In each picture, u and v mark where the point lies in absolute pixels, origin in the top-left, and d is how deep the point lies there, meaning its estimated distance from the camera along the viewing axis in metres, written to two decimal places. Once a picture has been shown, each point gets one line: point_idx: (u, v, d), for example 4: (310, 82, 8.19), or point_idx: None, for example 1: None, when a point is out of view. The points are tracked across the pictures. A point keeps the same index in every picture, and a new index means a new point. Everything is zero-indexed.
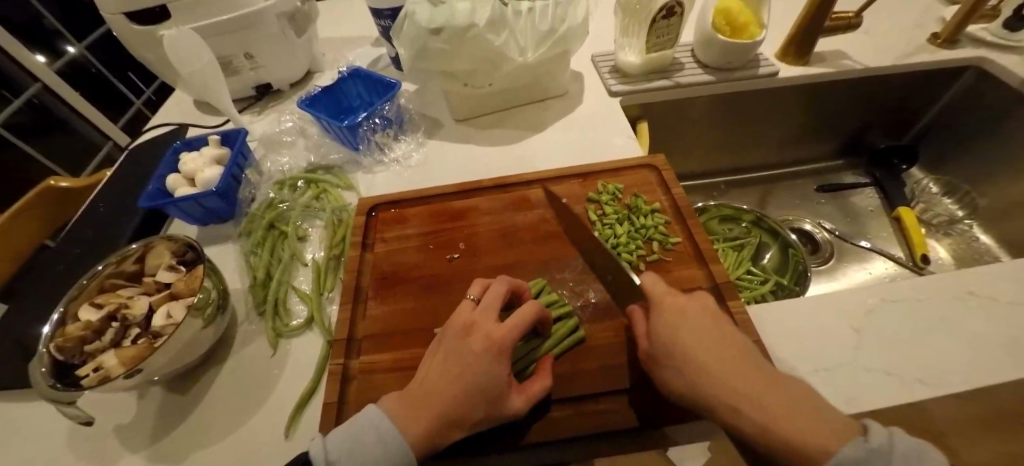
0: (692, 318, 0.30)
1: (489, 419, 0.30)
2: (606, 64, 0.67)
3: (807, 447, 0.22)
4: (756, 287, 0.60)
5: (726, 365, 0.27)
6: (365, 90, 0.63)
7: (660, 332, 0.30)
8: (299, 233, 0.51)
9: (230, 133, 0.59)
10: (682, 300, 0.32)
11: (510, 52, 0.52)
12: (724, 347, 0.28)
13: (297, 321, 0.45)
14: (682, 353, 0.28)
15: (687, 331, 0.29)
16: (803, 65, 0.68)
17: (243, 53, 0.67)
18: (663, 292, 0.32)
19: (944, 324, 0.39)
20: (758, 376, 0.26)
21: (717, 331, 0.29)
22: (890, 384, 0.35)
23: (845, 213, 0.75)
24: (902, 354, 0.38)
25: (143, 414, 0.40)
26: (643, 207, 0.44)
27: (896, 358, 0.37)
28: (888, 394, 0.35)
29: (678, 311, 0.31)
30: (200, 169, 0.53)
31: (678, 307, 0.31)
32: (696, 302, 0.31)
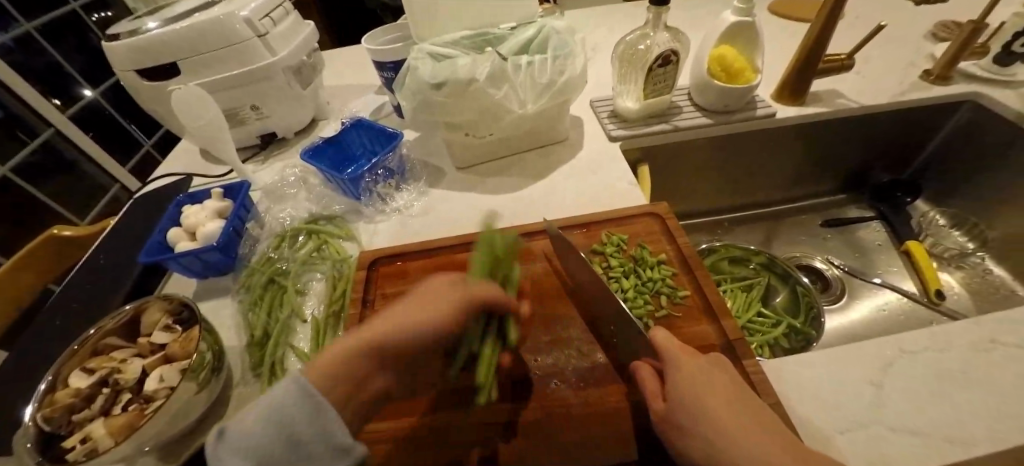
0: (709, 379, 0.29)
1: None
2: (605, 109, 0.69)
3: None
4: (768, 329, 0.58)
5: (754, 436, 0.25)
6: (368, 140, 0.64)
7: (677, 391, 0.28)
8: (300, 288, 0.50)
9: (234, 186, 0.60)
10: (697, 359, 0.30)
11: (511, 104, 0.53)
12: (748, 416, 0.27)
13: None
14: (703, 415, 0.26)
15: (706, 392, 0.28)
16: (799, 105, 0.69)
17: (250, 105, 0.68)
18: (678, 351, 0.31)
19: (972, 375, 0.37)
20: (787, 449, 0.25)
21: (737, 397, 0.28)
22: (925, 447, 0.33)
23: (853, 248, 0.74)
24: (931, 409, 0.35)
25: None
26: (649, 259, 0.43)
27: (926, 414, 0.35)
28: (924, 458, 0.32)
29: (694, 369, 0.29)
30: (202, 222, 0.53)
31: (694, 365, 0.30)
32: (711, 366, 0.30)
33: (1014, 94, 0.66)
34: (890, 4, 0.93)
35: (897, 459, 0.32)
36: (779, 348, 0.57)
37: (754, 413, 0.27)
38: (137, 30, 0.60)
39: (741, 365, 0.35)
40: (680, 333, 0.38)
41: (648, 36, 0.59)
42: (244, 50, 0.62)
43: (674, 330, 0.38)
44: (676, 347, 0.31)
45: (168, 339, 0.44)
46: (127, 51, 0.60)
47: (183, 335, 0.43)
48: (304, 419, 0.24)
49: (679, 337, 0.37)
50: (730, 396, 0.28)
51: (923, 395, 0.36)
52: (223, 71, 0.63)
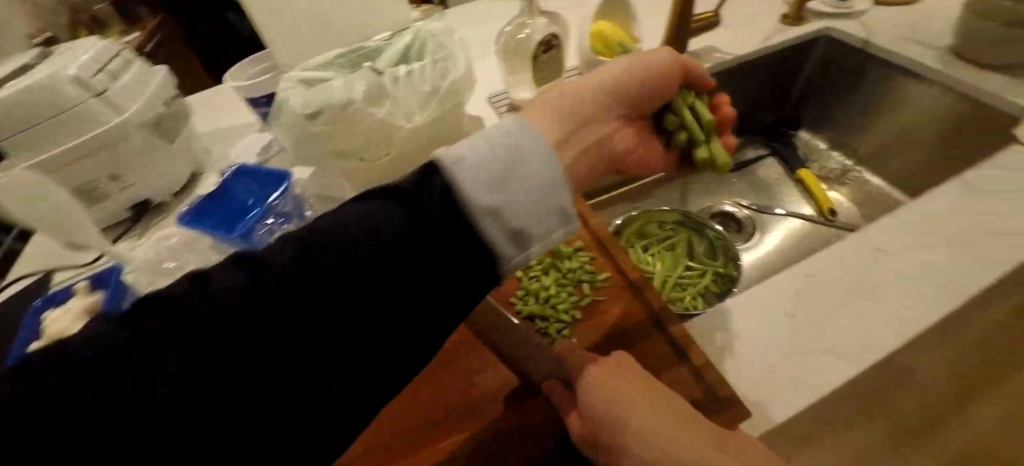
0: (627, 385, 0.30)
1: None
2: (502, 102, 0.67)
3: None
4: (690, 283, 0.62)
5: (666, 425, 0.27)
6: (255, 185, 0.58)
7: (592, 400, 0.30)
8: None
9: (102, 275, 0.52)
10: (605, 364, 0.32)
11: (397, 120, 0.50)
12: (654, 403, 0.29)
13: None
14: (617, 415, 0.28)
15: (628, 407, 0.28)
16: None
17: (107, 175, 0.58)
18: (586, 364, 0.32)
19: (863, 284, 0.41)
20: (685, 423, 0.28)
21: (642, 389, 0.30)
22: (836, 363, 0.36)
23: (755, 187, 0.80)
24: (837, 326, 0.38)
25: None
26: (566, 249, 0.43)
27: (833, 330, 0.38)
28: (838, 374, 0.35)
29: (603, 375, 0.31)
30: (65, 330, 0.44)
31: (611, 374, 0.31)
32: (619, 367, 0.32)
33: (855, 25, 0.75)
34: None
35: (815, 380, 0.35)
36: (707, 298, 0.60)
37: (669, 404, 0.29)
38: None
39: (666, 332, 0.36)
40: (606, 316, 0.38)
41: (525, 25, 0.59)
42: (85, 114, 0.53)
43: (600, 314, 0.39)
44: (584, 359, 0.33)
45: None
46: None
47: None
48: (544, 161, 0.25)
49: (604, 321, 0.38)
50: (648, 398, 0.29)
51: (826, 313, 0.40)
52: (61, 143, 0.53)
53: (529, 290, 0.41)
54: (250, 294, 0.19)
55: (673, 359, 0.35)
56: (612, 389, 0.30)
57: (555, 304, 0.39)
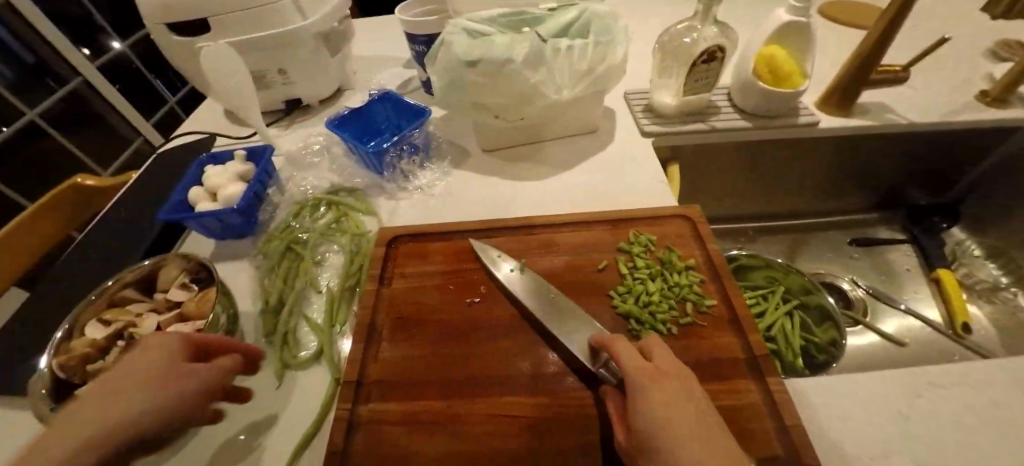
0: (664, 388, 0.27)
1: None
2: (640, 101, 0.67)
3: None
4: (775, 343, 0.59)
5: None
6: (393, 113, 0.63)
7: (638, 419, 0.26)
8: (316, 257, 0.51)
9: (257, 150, 0.59)
10: (664, 379, 0.27)
11: (546, 89, 0.51)
12: (713, 442, 0.24)
13: (305, 353, 0.42)
14: (661, 442, 0.24)
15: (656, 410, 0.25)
16: (844, 116, 0.65)
17: (277, 68, 0.67)
18: (640, 374, 0.28)
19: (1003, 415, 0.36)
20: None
21: (699, 421, 0.25)
22: None
23: (878, 270, 0.71)
24: (956, 446, 0.34)
25: None
26: (677, 263, 0.41)
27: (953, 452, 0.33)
28: None
29: (661, 392, 0.26)
30: (224, 184, 0.53)
31: (666, 389, 0.26)
32: (682, 390, 0.27)
33: None
34: (946, 16, 0.89)
35: None
36: (789, 366, 0.57)
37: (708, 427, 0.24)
38: None
39: (766, 383, 0.33)
40: (705, 343, 0.36)
41: (694, 29, 0.57)
42: (275, 11, 0.60)
43: (699, 339, 0.36)
44: (638, 368, 0.28)
45: (185, 298, 0.44)
46: (160, 4, 0.58)
47: (200, 295, 0.44)
48: None
49: (702, 348, 0.36)
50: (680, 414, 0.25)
51: (951, 431, 0.35)
52: (254, 30, 0.61)
53: (631, 289, 0.39)
54: None
55: (765, 410, 0.32)
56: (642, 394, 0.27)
57: (654, 313, 0.37)
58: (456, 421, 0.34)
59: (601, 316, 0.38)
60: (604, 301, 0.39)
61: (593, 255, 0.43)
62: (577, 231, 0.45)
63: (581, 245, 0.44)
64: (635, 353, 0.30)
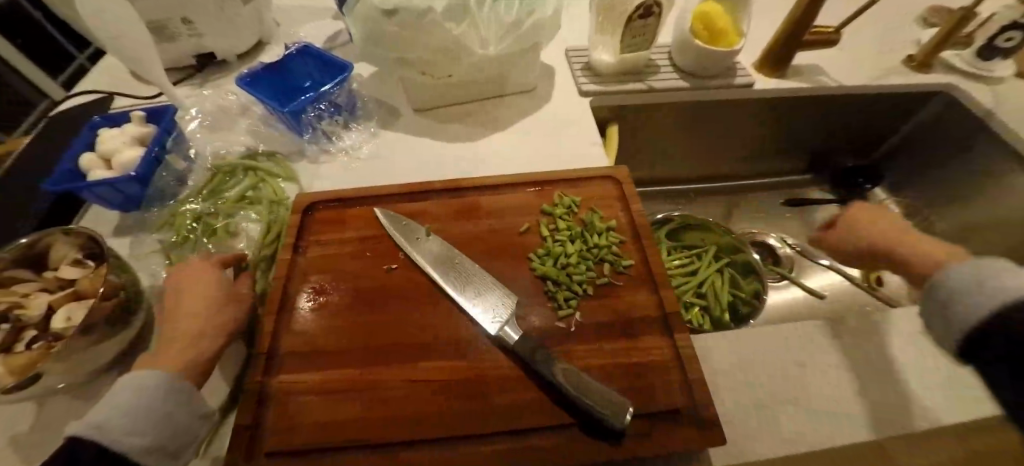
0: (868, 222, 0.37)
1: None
2: (579, 60, 0.65)
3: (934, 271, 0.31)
4: (705, 299, 0.63)
5: (898, 242, 0.34)
6: (316, 70, 0.58)
7: (845, 227, 0.39)
8: (231, 229, 0.46)
9: (158, 110, 0.52)
10: (863, 208, 0.39)
11: (471, 43, 0.48)
12: (897, 234, 0.35)
13: None
14: (869, 234, 0.36)
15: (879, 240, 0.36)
16: (779, 78, 0.66)
17: (180, 18, 0.59)
18: (847, 217, 0.39)
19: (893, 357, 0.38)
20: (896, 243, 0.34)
21: (896, 228, 0.36)
22: (832, 423, 0.34)
23: (806, 228, 0.75)
24: (844, 391, 0.36)
25: (47, 421, 0.37)
26: (598, 224, 0.40)
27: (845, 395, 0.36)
28: (828, 433, 0.33)
29: (869, 216, 0.38)
30: (120, 149, 0.46)
31: (868, 212, 0.38)
32: (868, 214, 0.38)
33: (986, 91, 0.67)
34: None
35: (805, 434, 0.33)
36: (717, 320, 0.61)
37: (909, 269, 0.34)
38: None
39: (674, 339, 0.34)
40: (620, 301, 0.36)
41: None
42: None
43: (614, 298, 0.36)
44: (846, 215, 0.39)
45: (80, 274, 0.39)
46: None
47: (96, 272, 0.39)
48: None
49: (617, 306, 0.36)
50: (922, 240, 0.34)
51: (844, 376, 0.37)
52: None
53: (550, 252, 0.39)
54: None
55: (672, 366, 0.33)
56: (893, 222, 0.37)
57: (571, 276, 0.37)
58: (371, 388, 0.33)
59: (521, 281, 0.38)
60: (525, 264, 0.39)
61: (517, 218, 0.42)
62: (504, 195, 0.44)
63: (507, 208, 0.43)
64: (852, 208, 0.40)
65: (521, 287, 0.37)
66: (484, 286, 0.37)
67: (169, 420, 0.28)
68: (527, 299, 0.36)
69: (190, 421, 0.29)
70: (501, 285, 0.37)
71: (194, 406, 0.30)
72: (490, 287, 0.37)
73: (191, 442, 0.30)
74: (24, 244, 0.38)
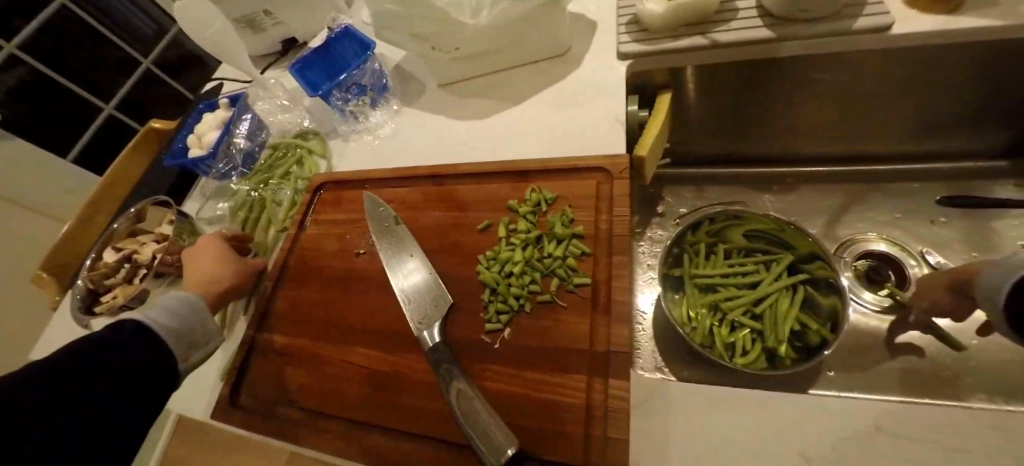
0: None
1: (324, 437, 0.34)
2: (628, 12, 0.53)
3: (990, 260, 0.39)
4: (759, 322, 0.49)
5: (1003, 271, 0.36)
6: (356, 50, 0.62)
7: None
8: (275, 201, 0.55)
9: (237, 96, 0.62)
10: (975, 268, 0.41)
11: (462, 16, 0.44)
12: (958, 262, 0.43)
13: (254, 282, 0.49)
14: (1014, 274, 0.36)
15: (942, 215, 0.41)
16: (946, 12, 0.43)
17: (263, 11, 0.68)
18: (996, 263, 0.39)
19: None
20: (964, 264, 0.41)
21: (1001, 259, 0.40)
22: None
23: (973, 242, 0.52)
24: None
25: None
26: (561, 229, 0.35)
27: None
28: None
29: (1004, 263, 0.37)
30: (206, 133, 0.58)
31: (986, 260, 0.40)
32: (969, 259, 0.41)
33: None
34: None
35: None
36: (774, 354, 0.47)
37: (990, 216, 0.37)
38: None
39: (607, 382, 0.28)
40: (555, 325, 0.31)
41: None
42: None
43: (553, 320, 0.32)
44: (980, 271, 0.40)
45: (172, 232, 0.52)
46: None
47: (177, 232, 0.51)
48: None
49: (551, 330, 0.31)
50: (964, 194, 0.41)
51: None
52: None
53: (497, 256, 0.35)
54: (148, 366, 0.30)
55: (596, 414, 0.27)
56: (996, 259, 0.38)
57: (511, 285, 0.34)
58: (320, 362, 0.38)
59: (464, 282, 0.36)
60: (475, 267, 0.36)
61: (482, 212, 0.39)
62: (478, 186, 0.41)
63: (477, 201, 0.40)
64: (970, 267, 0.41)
65: (461, 287, 0.36)
66: (424, 284, 0.36)
67: (187, 322, 0.34)
68: (462, 304, 0.35)
69: (201, 329, 0.35)
70: (437, 284, 0.36)
71: (203, 320, 0.36)
72: (427, 287, 0.36)
73: (203, 346, 0.35)
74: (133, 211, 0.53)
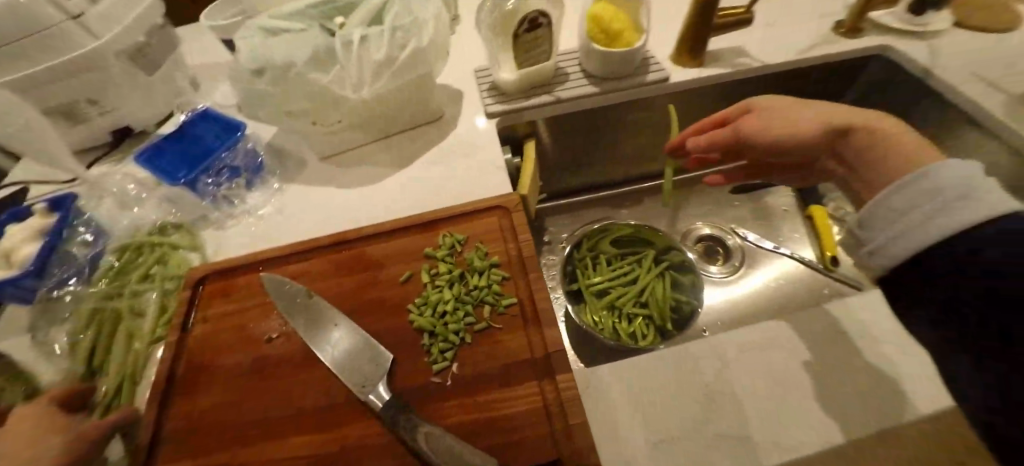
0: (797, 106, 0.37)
1: None
2: (485, 80, 0.63)
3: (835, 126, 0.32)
4: (647, 308, 0.60)
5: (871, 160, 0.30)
6: (219, 132, 0.58)
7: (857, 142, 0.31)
8: (135, 311, 0.46)
9: (59, 198, 0.52)
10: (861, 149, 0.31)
11: (344, 90, 0.46)
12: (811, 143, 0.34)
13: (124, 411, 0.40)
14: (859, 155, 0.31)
15: (771, 120, 0.37)
16: (696, 66, 0.64)
17: (85, 99, 0.60)
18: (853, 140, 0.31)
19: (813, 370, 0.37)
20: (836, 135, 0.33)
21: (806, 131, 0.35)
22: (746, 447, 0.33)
23: (759, 214, 0.73)
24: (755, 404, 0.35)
25: None
26: (479, 263, 0.38)
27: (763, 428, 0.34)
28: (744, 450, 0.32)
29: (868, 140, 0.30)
30: (17, 247, 0.47)
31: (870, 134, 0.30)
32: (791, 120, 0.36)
33: (920, 48, 0.63)
34: None
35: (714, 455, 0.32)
36: (663, 331, 0.58)
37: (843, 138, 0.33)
38: None
39: (555, 381, 0.32)
40: (498, 348, 0.34)
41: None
42: (54, 36, 0.53)
43: (493, 344, 0.35)
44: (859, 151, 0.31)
45: None
46: None
47: None
48: None
49: (495, 354, 0.34)
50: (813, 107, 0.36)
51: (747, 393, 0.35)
52: (37, 63, 0.53)
53: (426, 301, 0.37)
54: None
55: (554, 412, 0.31)
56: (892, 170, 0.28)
57: (447, 324, 0.35)
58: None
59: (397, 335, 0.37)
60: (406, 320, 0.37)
61: (399, 264, 0.40)
62: (389, 242, 0.42)
63: (392, 256, 0.41)
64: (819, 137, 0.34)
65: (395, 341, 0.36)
66: (353, 349, 0.35)
67: None
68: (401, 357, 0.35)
69: None
70: (369, 342, 0.35)
71: None
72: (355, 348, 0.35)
73: None
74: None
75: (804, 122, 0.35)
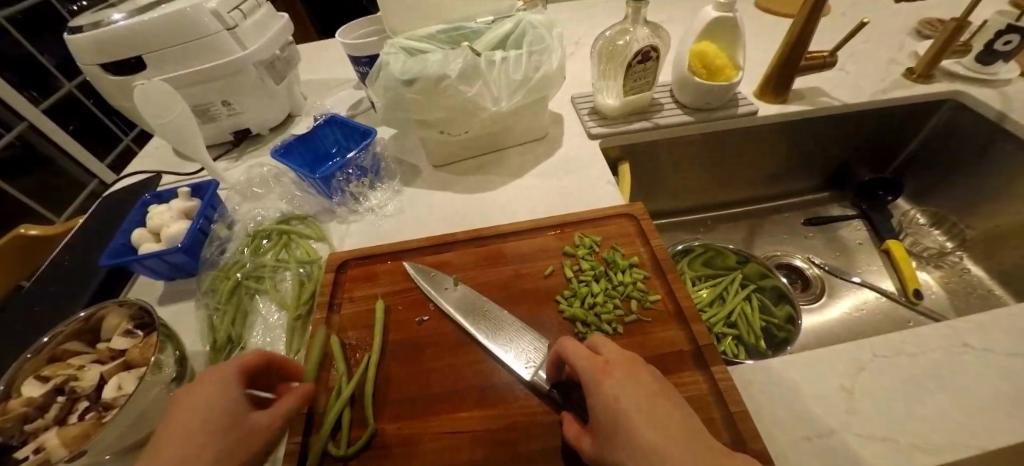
0: (640, 373, 0.30)
1: None
2: (585, 105, 0.68)
3: (640, 430, 0.26)
4: (737, 329, 0.60)
5: (663, 435, 0.26)
6: (342, 137, 0.62)
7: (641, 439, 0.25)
8: (270, 289, 0.48)
9: (202, 185, 0.57)
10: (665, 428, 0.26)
11: (484, 102, 0.51)
12: (642, 396, 0.28)
13: None
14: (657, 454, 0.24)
15: (623, 387, 0.28)
16: (780, 103, 0.69)
17: (221, 101, 0.66)
18: (636, 412, 0.26)
19: (939, 384, 0.36)
20: (658, 420, 0.26)
21: (647, 399, 0.28)
22: (946, 446, 0.32)
23: (834, 247, 0.75)
24: (917, 397, 0.35)
25: None
26: (621, 262, 0.43)
27: (916, 458, 0.31)
28: (948, 448, 0.31)
29: (665, 435, 0.25)
30: (167, 223, 0.50)
31: (666, 436, 0.25)
32: (629, 385, 0.28)
33: (994, 95, 0.67)
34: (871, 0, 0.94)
35: (907, 446, 0.32)
36: (753, 350, 0.58)
37: (723, 457, 0.25)
38: (100, 21, 0.56)
39: (709, 373, 0.35)
40: (650, 338, 0.38)
41: (627, 32, 0.57)
42: (210, 44, 0.59)
43: (645, 335, 0.38)
44: (667, 438, 0.25)
45: (129, 345, 0.40)
46: (88, 43, 0.56)
47: (144, 340, 0.40)
48: None
49: (648, 344, 0.37)
50: (648, 392, 0.28)
51: (890, 417, 0.34)
52: (189, 66, 0.59)
53: (576, 293, 0.41)
54: None
55: (712, 400, 0.33)
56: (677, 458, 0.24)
57: (598, 314, 0.39)
58: (405, 444, 0.33)
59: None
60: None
61: (540, 261, 0.44)
62: (524, 241, 0.46)
63: (528, 253, 0.45)
64: (636, 397, 0.27)
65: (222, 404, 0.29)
66: (513, 331, 0.39)
67: None
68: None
69: None
70: (525, 328, 0.39)
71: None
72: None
73: None
74: (82, 317, 0.41)
75: (636, 426, 0.26)
